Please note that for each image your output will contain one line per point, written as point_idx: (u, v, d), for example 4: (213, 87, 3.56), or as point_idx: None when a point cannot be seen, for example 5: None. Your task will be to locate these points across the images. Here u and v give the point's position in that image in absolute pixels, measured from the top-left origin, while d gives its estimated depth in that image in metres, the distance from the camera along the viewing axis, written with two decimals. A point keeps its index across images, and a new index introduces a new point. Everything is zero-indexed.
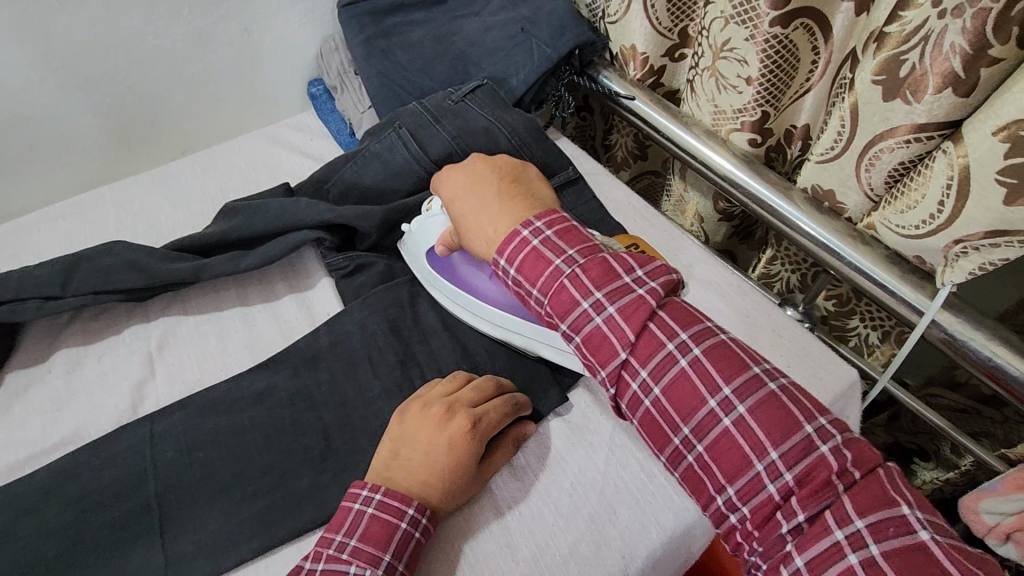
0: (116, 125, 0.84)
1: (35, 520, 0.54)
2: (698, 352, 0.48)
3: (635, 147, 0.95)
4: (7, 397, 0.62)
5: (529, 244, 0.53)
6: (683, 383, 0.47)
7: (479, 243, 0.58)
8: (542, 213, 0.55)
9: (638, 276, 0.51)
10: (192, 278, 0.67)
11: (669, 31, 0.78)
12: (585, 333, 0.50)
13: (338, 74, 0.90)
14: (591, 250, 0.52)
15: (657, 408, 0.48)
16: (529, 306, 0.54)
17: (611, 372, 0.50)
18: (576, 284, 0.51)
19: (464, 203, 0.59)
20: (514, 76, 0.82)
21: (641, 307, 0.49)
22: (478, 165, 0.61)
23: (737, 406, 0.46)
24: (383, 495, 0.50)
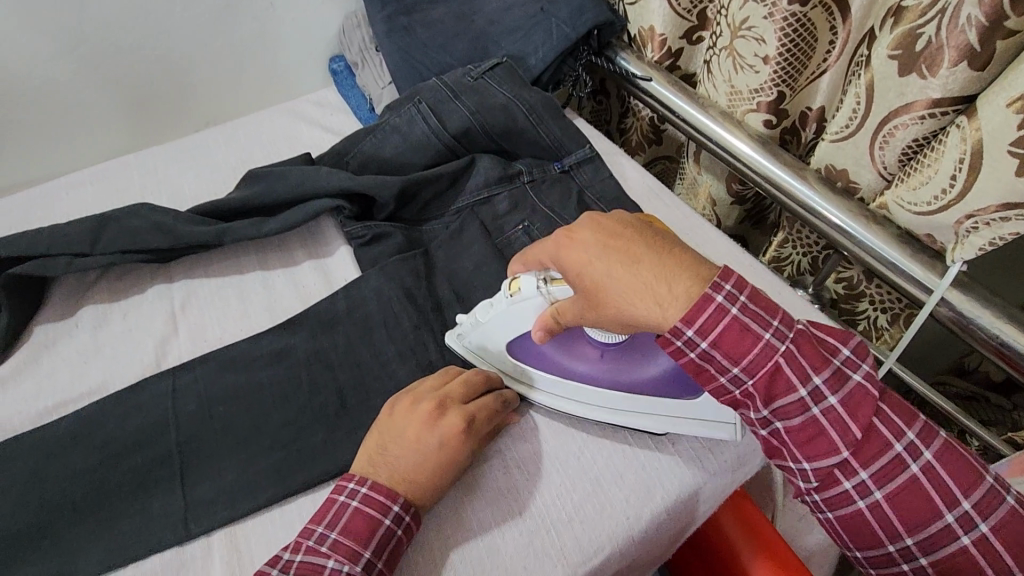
0: (142, 94, 0.86)
1: (63, 463, 0.56)
2: (928, 456, 0.44)
3: (650, 131, 0.96)
4: (35, 349, 0.64)
5: (728, 317, 0.45)
6: (908, 489, 0.44)
7: (644, 310, 0.46)
8: (726, 273, 0.46)
9: (848, 357, 0.46)
10: (214, 241, 0.69)
11: (687, 12, 0.78)
12: (795, 424, 0.45)
13: (359, 51, 0.92)
14: (799, 329, 0.46)
15: (875, 513, 0.45)
16: (713, 382, 0.48)
17: (821, 469, 0.45)
18: (793, 371, 0.45)
19: (607, 267, 0.47)
20: (533, 54, 0.83)
21: (866, 404, 0.44)
22: (603, 219, 0.49)
23: (974, 520, 0.43)
24: (369, 489, 0.50)
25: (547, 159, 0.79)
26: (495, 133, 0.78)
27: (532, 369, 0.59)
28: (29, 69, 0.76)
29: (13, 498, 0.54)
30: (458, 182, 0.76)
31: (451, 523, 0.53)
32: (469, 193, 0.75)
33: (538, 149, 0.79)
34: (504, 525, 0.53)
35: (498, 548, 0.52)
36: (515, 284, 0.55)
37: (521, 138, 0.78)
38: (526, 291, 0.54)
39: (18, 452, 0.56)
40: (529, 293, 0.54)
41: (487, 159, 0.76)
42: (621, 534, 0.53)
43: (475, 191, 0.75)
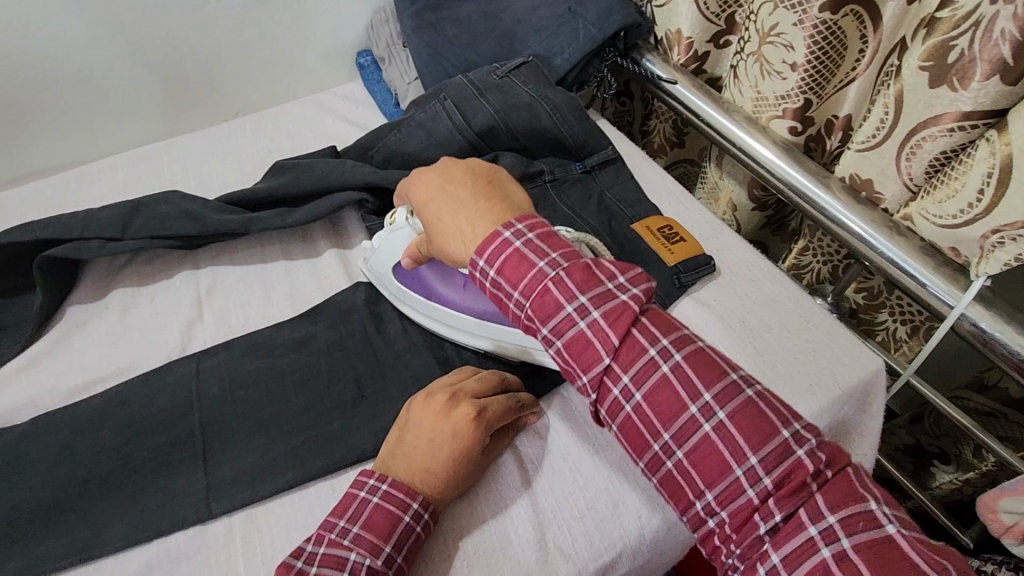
0: (174, 83, 0.88)
1: (91, 440, 0.58)
2: (678, 358, 0.48)
3: (672, 134, 0.96)
4: (66, 328, 0.66)
5: (512, 246, 0.51)
6: (662, 390, 0.47)
7: (453, 242, 0.54)
8: (525, 217, 0.52)
9: (621, 283, 0.50)
10: (241, 230, 0.70)
11: (716, 16, 0.78)
12: (567, 338, 0.49)
13: (387, 46, 0.93)
14: (574, 255, 0.51)
15: (638, 415, 0.48)
16: (507, 309, 0.53)
17: (593, 378, 0.49)
18: (560, 288, 0.49)
19: (435, 207, 0.56)
20: (558, 54, 0.83)
21: (625, 314, 0.49)
22: (450, 167, 0.57)
23: (715, 410, 0.46)
24: (390, 486, 0.51)
25: (569, 159, 0.80)
26: (520, 131, 0.78)
27: (412, 295, 0.65)
28: (68, 55, 0.78)
29: (43, 472, 0.56)
30: None
31: (466, 515, 0.54)
32: None
33: (561, 149, 0.80)
34: (520, 522, 0.54)
35: (510, 543, 0.53)
36: (394, 215, 0.65)
37: (544, 137, 0.79)
38: (399, 222, 0.64)
39: (49, 428, 0.58)
40: (401, 224, 0.64)
41: (510, 158, 0.77)
42: (634, 534, 0.53)
43: None
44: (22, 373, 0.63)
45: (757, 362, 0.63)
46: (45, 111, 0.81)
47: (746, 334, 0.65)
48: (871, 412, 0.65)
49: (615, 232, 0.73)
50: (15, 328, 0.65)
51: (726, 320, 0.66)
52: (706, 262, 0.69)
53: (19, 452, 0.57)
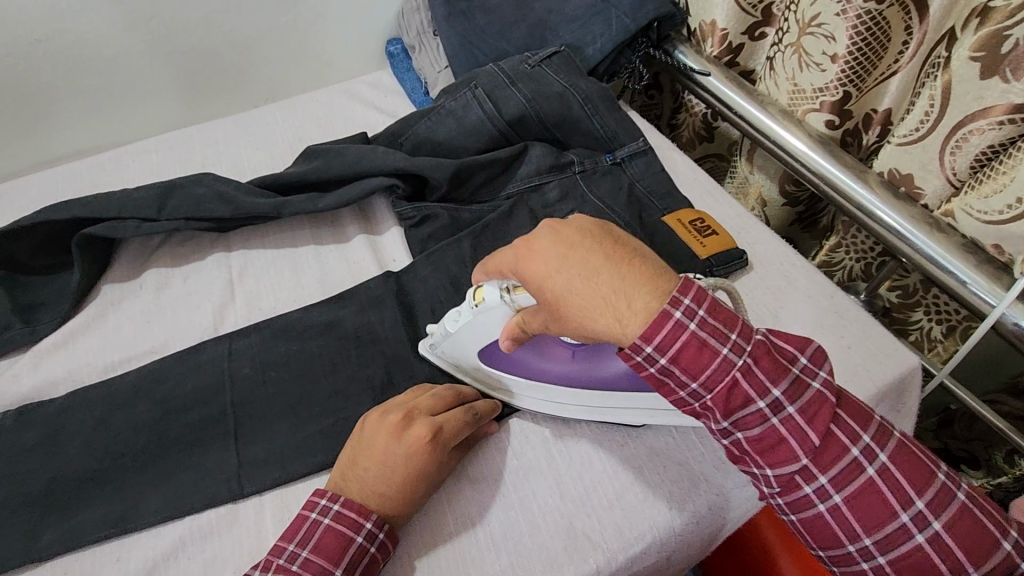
0: (207, 68, 0.88)
1: (126, 416, 0.58)
2: (884, 457, 0.41)
3: (702, 128, 0.95)
4: (101, 306, 0.67)
5: (688, 331, 0.40)
6: (868, 493, 0.41)
7: (607, 327, 0.41)
8: (687, 283, 0.41)
9: (806, 365, 0.43)
10: (273, 213, 0.70)
11: (752, 7, 0.77)
12: (752, 434, 0.42)
13: (417, 34, 0.93)
14: (755, 333, 0.42)
15: (834, 517, 0.42)
16: (672, 396, 0.44)
17: (781, 476, 0.42)
18: (750, 381, 0.41)
19: (566, 280, 0.41)
20: (591, 44, 0.83)
21: (824, 408, 0.42)
22: (565, 228, 0.42)
23: (930, 520, 0.40)
24: (339, 507, 0.49)
25: (599, 150, 0.79)
26: (550, 121, 0.78)
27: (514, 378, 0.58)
28: (105, 39, 0.79)
29: (80, 445, 0.57)
30: (510, 168, 0.77)
31: (495, 501, 0.55)
32: (521, 180, 0.76)
33: (591, 140, 0.79)
34: (547, 510, 0.54)
35: (535, 525, 0.53)
36: (479, 294, 0.51)
37: (575, 127, 0.78)
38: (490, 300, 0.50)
39: (85, 403, 0.59)
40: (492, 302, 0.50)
41: (540, 148, 0.76)
42: (663, 525, 0.53)
43: (527, 178, 0.76)
44: (60, 349, 0.64)
45: None
46: (82, 93, 0.83)
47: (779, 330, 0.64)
48: (903, 411, 0.64)
49: (645, 224, 0.72)
50: (53, 304, 0.66)
51: (757, 315, 0.66)
52: (738, 256, 0.68)
53: (57, 425, 0.58)
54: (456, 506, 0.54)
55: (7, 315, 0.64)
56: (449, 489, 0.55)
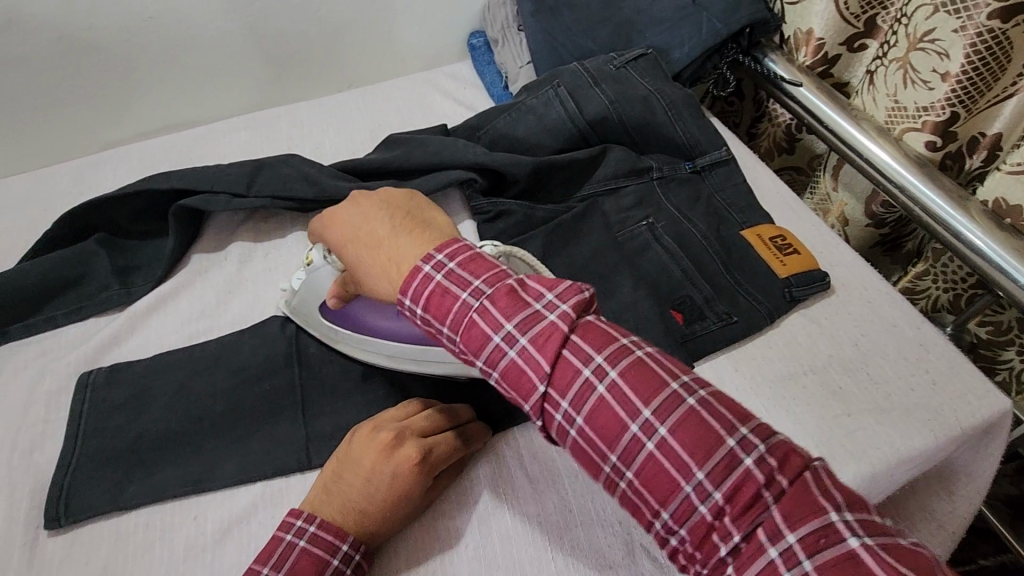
0: (297, 51, 0.91)
1: (206, 383, 0.61)
2: (614, 374, 0.40)
3: (784, 139, 0.91)
4: (191, 274, 0.70)
5: (431, 281, 0.44)
6: (602, 412, 0.40)
7: (375, 286, 0.48)
8: (446, 244, 0.46)
9: (548, 300, 0.43)
10: (355, 198, 0.72)
11: (855, 18, 0.74)
12: (501, 369, 0.42)
13: (501, 28, 0.93)
14: (499, 277, 0.44)
15: (583, 441, 0.41)
16: (442, 344, 0.46)
17: (532, 406, 0.42)
18: (484, 317, 0.43)
19: (354, 248, 0.50)
20: (678, 48, 0.81)
21: (554, 335, 0.42)
22: (361, 201, 0.51)
23: (658, 428, 0.39)
24: (318, 528, 0.49)
25: (678, 158, 0.78)
26: (631, 124, 0.77)
27: (349, 332, 0.61)
28: (209, 18, 0.83)
29: (165, 406, 0.60)
30: (587, 170, 0.76)
31: (552, 502, 0.54)
32: (595, 184, 0.75)
33: (670, 146, 0.78)
34: (604, 515, 0.53)
35: (588, 526, 0.53)
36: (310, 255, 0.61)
37: (656, 132, 0.77)
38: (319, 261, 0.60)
39: (170, 366, 0.63)
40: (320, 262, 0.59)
41: (620, 151, 0.76)
42: None
43: (605, 181, 0.75)
44: (152, 312, 0.67)
45: (869, 390, 0.60)
46: (183, 69, 0.86)
47: (858, 359, 0.62)
48: (985, 454, 0.60)
49: (722, 236, 0.70)
50: (147, 268, 0.70)
51: (836, 340, 0.63)
52: (821, 278, 0.66)
53: (145, 384, 0.61)
54: (517, 498, 0.55)
55: (105, 275, 0.68)
56: (507, 478, 0.56)
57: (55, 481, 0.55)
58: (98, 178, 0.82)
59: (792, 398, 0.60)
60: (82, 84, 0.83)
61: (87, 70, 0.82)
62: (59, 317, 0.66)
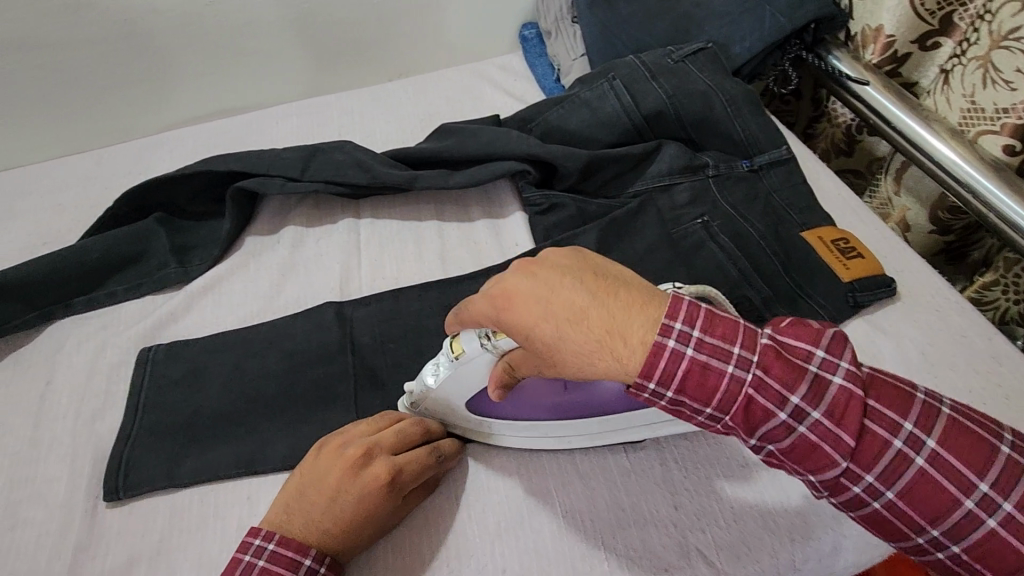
0: (352, 39, 0.92)
1: (258, 364, 0.62)
2: (931, 443, 0.39)
3: (843, 140, 0.88)
4: (244, 256, 0.71)
5: (684, 358, 0.39)
6: (924, 486, 0.39)
7: (602, 365, 0.40)
8: (674, 307, 0.40)
9: (825, 359, 0.40)
10: (407, 185, 0.72)
11: (930, 15, 0.71)
12: (788, 445, 0.40)
13: (555, 20, 0.92)
14: (757, 338, 0.40)
15: (894, 512, 0.40)
16: (692, 420, 0.42)
17: (824, 479, 0.40)
18: (766, 392, 0.39)
19: (555, 328, 0.39)
20: (739, 42, 0.78)
21: (852, 404, 0.39)
22: (537, 270, 0.41)
23: (999, 501, 0.37)
24: (276, 545, 0.46)
25: (735, 155, 0.76)
26: (688, 119, 0.75)
27: (510, 422, 0.55)
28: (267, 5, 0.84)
29: (218, 384, 0.61)
30: (640, 165, 0.75)
31: (598, 501, 0.53)
32: (648, 179, 0.74)
33: (728, 143, 0.76)
34: (657, 517, 0.52)
35: (636, 529, 0.52)
36: (456, 346, 0.49)
37: (713, 129, 0.75)
38: (469, 350, 0.49)
39: (222, 345, 0.63)
40: (472, 354, 0.49)
41: (675, 147, 0.74)
42: (782, 557, 0.50)
43: (658, 177, 0.74)
44: (205, 293, 0.68)
45: None
46: (240, 56, 0.88)
47: (925, 370, 0.59)
48: None
49: (782, 237, 0.68)
50: (203, 249, 0.71)
51: (902, 349, 0.61)
52: (885, 284, 0.63)
53: (200, 362, 0.62)
54: (565, 498, 0.54)
55: (164, 254, 0.69)
56: (556, 473, 0.55)
57: (114, 452, 0.56)
58: (157, 160, 0.84)
59: None
60: (145, 68, 0.84)
61: (151, 54, 0.84)
62: (120, 292, 0.67)
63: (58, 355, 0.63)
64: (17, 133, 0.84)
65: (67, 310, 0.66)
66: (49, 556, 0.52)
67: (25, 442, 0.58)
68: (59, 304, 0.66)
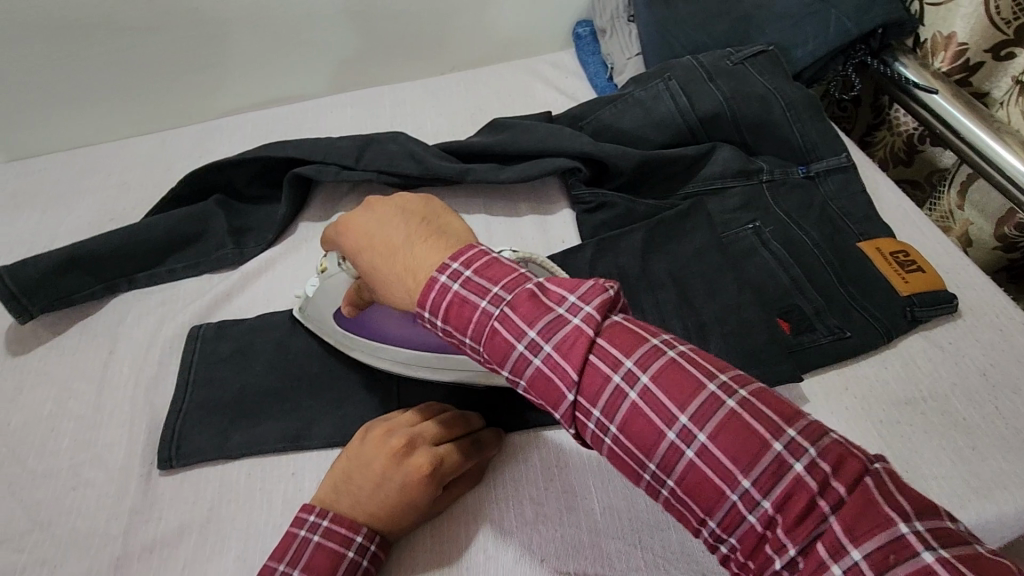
0: (408, 32, 0.93)
1: (306, 346, 0.63)
2: (646, 379, 0.37)
3: (902, 149, 0.85)
4: (297, 240, 0.73)
5: (450, 291, 0.41)
6: (637, 418, 0.37)
7: (396, 296, 0.45)
8: (461, 250, 0.43)
9: (573, 302, 0.40)
10: (458, 178, 0.73)
11: (1005, 23, 0.68)
12: (529, 379, 0.40)
13: (611, 18, 0.92)
14: (518, 282, 0.41)
15: (620, 450, 0.38)
16: (467, 355, 0.43)
17: (563, 414, 0.40)
18: (506, 325, 0.40)
19: (370, 256, 0.46)
20: (801, 46, 0.77)
21: (580, 339, 0.39)
22: (377, 209, 0.48)
23: (697, 434, 0.36)
24: (330, 522, 0.48)
25: (791, 161, 0.74)
26: (745, 122, 0.74)
27: (363, 340, 0.59)
28: None
29: (267, 363, 0.63)
30: (693, 167, 0.74)
31: (640, 504, 0.52)
32: (700, 183, 0.73)
33: (784, 148, 0.74)
34: None
35: (676, 533, 0.51)
36: (325, 262, 0.58)
37: (771, 132, 0.74)
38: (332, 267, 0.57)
39: (273, 325, 0.65)
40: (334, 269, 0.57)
41: (729, 151, 0.73)
42: None
43: (710, 180, 0.73)
44: (260, 275, 0.70)
45: (996, 424, 0.55)
46: (297, 46, 0.90)
47: (985, 391, 0.57)
48: None
49: (838, 246, 0.66)
50: (258, 231, 0.73)
51: (962, 367, 0.59)
52: (948, 299, 0.61)
53: (251, 340, 0.64)
54: (606, 497, 0.53)
55: (221, 235, 0.72)
56: (596, 472, 0.55)
57: (169, 423, 0.59)
58: (217, 145, 0.87)
59: (909, 423, 0.56)
60: (208, 54, 0.87)
61: (215, 43, 0.86)
62: (180, 270, 0.70)
63: (120, 326, 0.66)
64: (87, 113, 0.88)
65: (129, 284, 0.69)
66: (107, 517, 0.54)
67: (89, 408, 0.60)
68: (123, 278, 0.69)
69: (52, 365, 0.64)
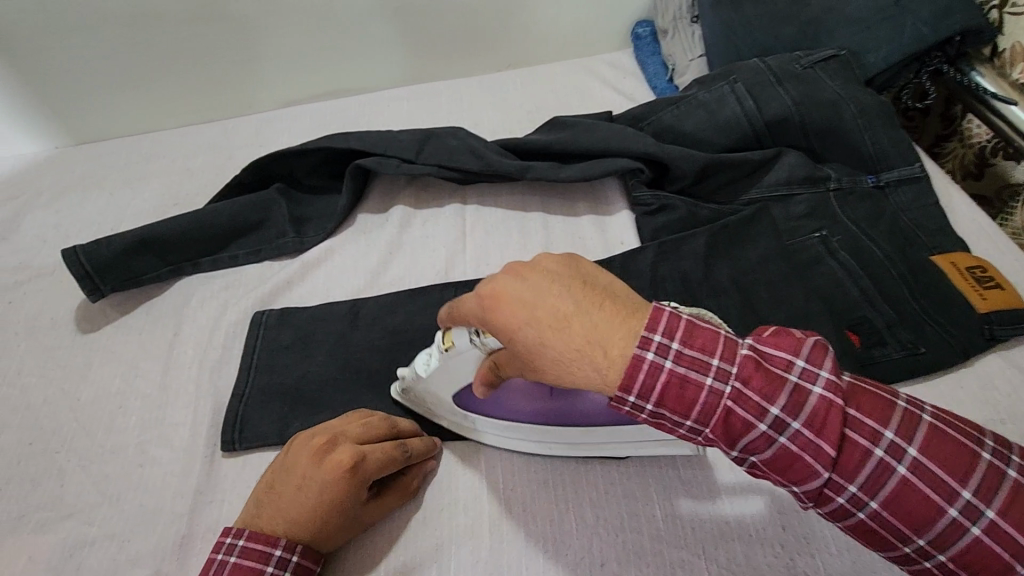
0: (467, 29, 0.93)
1: (366, 337, 0.64)
2: (914, 452, 0.36)
3: (974, 162, 0.82)
4: (357, 231, 0.74)
5: (662, 372, 0.36)
6: (907, 495, 0.36)
7: (579, 377, 0.37)
8: (654, 316, 0.37)
9: (807, 369, 0.37)
10: (518, 175, 0.73)
11: None
12: (770, 456, 0.37)
13: (674, 19, 0.91)
14: (736, 348, 0.37)
15: (880, 525, 0.37)
16: (673, 433, 0.39)
17: (807, 491, 0.38)
18: (750, 407, 0.37)
19: (533, 333, 0.37)
20: (873, 52, 0.74)
21: (834, 415, 0.36)
22: (526, 273, 0.38)
23: (984, 510, 0.35)
24: (246, 541, 0.47)
25: (860, 170, 0.72)
26: (814, 128, 0.72)
27: (489, 418, 0.55)
28: None
29: (327, 352, 0.63)
30: (758, 172, 0.72)
31: (701, 513, 0.51)
32: (764, 188, 0.71)
33: (854, 156, 0.72)
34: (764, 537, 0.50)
35: (742, 548, 0.50)
36: (448, 338, 0.48)
37: (841, 139, 0.72)
38: (460, 345, 0.47)
39: (332, 314, 0.66)
40: (462, 348, 0.47)
41: (797, 157, 0.71)
42: None
43: (775, 186, 0.71)
44: (319, 264, 0.71)
45: None
46: (358, 39, 0.90)
47: None
48: None
49: (910, 259, 0.64)
50: (318, 221, 0.74)
51: None
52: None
53: (311, 329, 0.65)
54: (665, 504, 0.52)
55: (282, 223, 0.72)
56: (652, 479, 0.54)
57: (231, 406, 0.59)
58: (277, 134, 0.88)
59: None
60: (270, 45, 0.88)
61: (279, 34, 0.87)
62: (242, 256, 0.71)
63: (185, 309, 0.67)
64: (153, 100, 0.90)
65: (194, 268, 0.70)
66: (173, 495, 0.55)
67: (155, 388, 0.62)
68: (188, 262, 0.70)
69: (118, 343, 0.65)
